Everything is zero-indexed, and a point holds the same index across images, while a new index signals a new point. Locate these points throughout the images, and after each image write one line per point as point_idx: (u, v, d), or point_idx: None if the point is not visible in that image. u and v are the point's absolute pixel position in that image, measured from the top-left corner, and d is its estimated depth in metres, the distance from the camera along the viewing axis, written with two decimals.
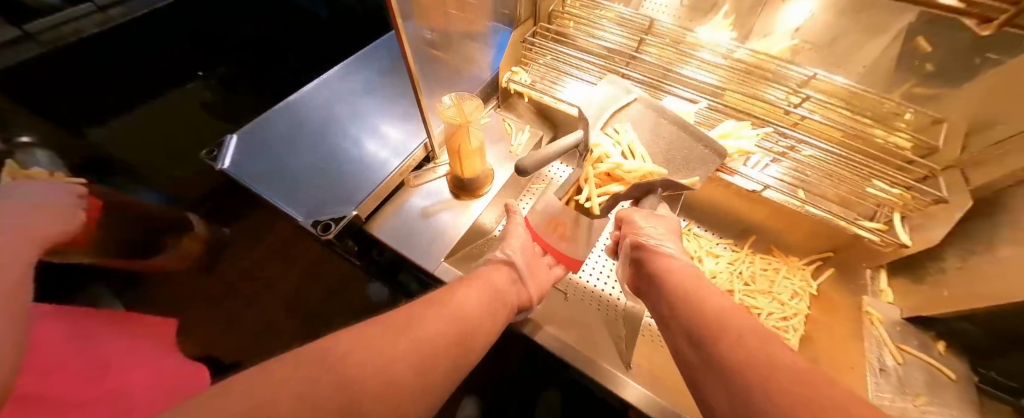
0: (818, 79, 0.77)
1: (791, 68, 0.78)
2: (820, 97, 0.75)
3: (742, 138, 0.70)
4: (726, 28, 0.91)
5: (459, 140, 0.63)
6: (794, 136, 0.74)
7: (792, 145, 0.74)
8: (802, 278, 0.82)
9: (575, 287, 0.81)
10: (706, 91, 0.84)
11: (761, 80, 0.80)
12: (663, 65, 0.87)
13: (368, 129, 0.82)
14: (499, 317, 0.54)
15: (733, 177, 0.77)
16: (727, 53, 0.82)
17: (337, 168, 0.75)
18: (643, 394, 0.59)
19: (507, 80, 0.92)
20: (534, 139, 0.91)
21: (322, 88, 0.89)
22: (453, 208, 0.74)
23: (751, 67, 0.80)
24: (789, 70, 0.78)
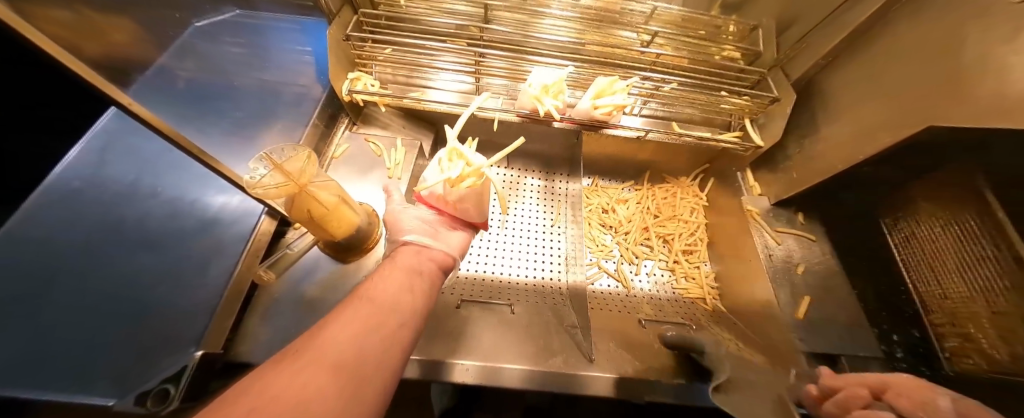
0: (662, 9, 0.80)
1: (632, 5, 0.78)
2: (666, 30, 0.78)
3: (617, 93, 0.66)
4: None
5: (307, 205, 0.47)
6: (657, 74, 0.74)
7: (657, 84, 0.74)
8: (694, 194, 0.91)
9: (514, 291, 0.76)
10: (567, 47, 0.78)
11: (612, 24, 0.78)
12: (519, 29, 0.79)
13: (171, 222, 0.57)
14: (420, 293, 0.46)
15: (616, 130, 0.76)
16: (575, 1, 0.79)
17: (146, 292, 0.51)
18: (613, 380, 0.58)
19: (349, 91, 0.70)
20: (411, 152, 0.74)
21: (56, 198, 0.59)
22: (344, 278, 0.58)
23: (600, 12, 0.78)
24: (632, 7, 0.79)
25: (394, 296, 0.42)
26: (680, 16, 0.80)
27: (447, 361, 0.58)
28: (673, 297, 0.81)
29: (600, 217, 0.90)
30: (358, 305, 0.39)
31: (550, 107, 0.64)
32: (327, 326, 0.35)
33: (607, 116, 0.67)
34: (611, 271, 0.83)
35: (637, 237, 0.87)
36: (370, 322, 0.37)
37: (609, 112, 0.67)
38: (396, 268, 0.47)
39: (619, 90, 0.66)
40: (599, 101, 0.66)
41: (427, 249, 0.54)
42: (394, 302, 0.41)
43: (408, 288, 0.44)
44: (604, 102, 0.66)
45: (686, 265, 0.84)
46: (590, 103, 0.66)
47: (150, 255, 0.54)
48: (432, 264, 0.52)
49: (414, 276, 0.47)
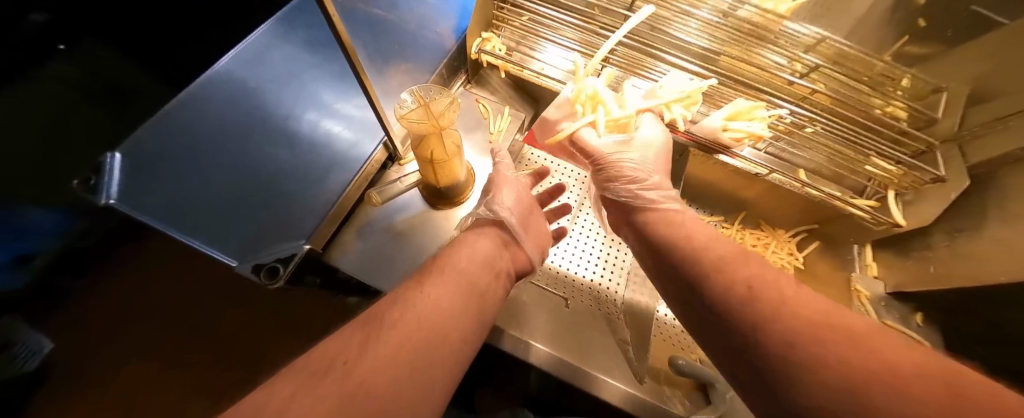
0: (829, 41, 0.70)
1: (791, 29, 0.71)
2: (829, 65, 0.68)
3: (753, 121, 0.60)
4: None
5: (431, 147, 0.49)
6: (804, 112, 0.66)
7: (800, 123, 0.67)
8: (789, 252, 0.82)
9: (571, 287, 0.76)
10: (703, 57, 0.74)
11: (762, 43, 0.71)
12: (654, 23, 0.74)
13: (307, 129, 0.63)
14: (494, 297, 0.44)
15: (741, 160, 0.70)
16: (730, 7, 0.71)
17: (281, 182, 0.58)
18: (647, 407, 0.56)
19: (477, 49, 0.73)
20: (516, 123, 0.75)
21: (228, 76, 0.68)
22: (429, 222, 0.62)
23: (754, 27, 0.71)
24: (790, 31, 0.71)
25: (471, 291, 0.40)
26: (847, 53, 0.70)
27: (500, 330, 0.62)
28: None
29: None
30: (433, 290, 0.37)
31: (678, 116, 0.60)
32: (402, 309, 0.34)
33: (734, 142, 0.61)
34: None
35: None
36: (444, 315, 0.35)
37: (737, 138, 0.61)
38: (477, 256, 0.45)
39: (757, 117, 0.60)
40: (732, 123, 0.60)
41: (510, 243, 0.52)
42: (466, 301, 0.39)
43: (483, 289, 0.42)
44: (737, 126, 0.60)
45: None
46: (720, 123, 0.60)
47: (291, 150, 0.61)
48: (511, 261, 0.51)
49: (492, 275, 0.45)
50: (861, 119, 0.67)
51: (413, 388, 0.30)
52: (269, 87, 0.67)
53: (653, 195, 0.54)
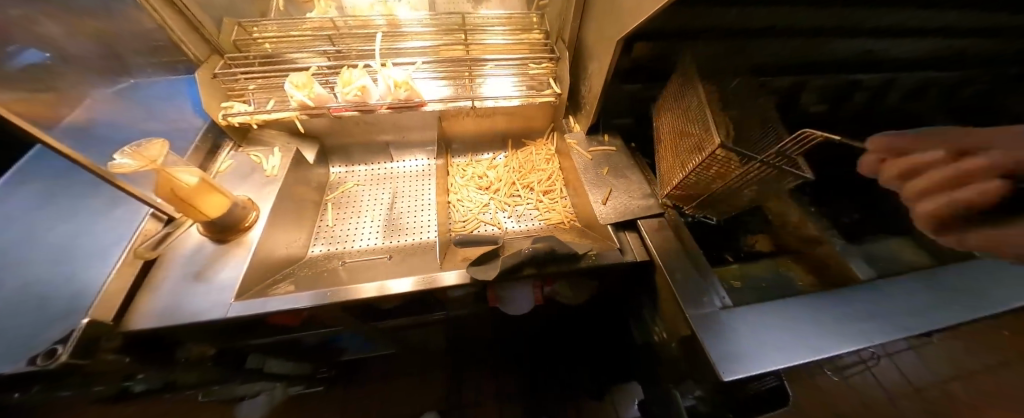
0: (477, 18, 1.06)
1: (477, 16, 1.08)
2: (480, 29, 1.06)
3: (402, 73, 0.86)
4: (417, 11, 1.15)
5: (170, 184, 0.61)
6: (483, 60, 1.00)
7: (474, 66, 1.01)
8: (545, 148, 1.14)
9: (400, 248, 0.92)
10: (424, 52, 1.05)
11: (456, 31, 1.07)
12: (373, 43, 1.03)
13: (71, 235, 0.69)
14: (354, 277, 0.77)
15: (492, 103, 1.03)
16: (420, 22, 1.08)
17: (46, 286, 0.62)
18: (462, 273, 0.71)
19: (225, 116, 0.86)
20: (289, 155, 0.89)
21: None
22: (226, 255, 0.71)
23: (451, 24, 1.07)
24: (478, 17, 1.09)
25: (359, 277, 0.77)
26: (511, 18, 1.11)
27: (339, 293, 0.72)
28: (537, 227, 0.99)
29: (475, 182, 1.10)
30: (327, 284, 0.73)
31: (300, 98, 0.82)
32: (340, 294, 0.69)
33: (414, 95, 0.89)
34: (488, 219, 1.02)
35: (507, 190, 1.07)
36: (332, 290, 0.71)
37: (359, 95, 0.85)
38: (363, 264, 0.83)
39: (360, 75, 0.85)
40: (405, 80, 0.86)
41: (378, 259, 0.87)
42: (355, 279, 0.76)
43: (351, 277, 0.77)
44: (351, 87, 0.85)
45: (547, 202, 1.03)
46: (406, 79, 0.86)
47: (54, 258, 0.65)
48: (373, 266, 0.84)
49: (375, 268, 0.82)
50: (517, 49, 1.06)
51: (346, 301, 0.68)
52: (13, 220, 0.70)
53: (350, 106, 0.87)
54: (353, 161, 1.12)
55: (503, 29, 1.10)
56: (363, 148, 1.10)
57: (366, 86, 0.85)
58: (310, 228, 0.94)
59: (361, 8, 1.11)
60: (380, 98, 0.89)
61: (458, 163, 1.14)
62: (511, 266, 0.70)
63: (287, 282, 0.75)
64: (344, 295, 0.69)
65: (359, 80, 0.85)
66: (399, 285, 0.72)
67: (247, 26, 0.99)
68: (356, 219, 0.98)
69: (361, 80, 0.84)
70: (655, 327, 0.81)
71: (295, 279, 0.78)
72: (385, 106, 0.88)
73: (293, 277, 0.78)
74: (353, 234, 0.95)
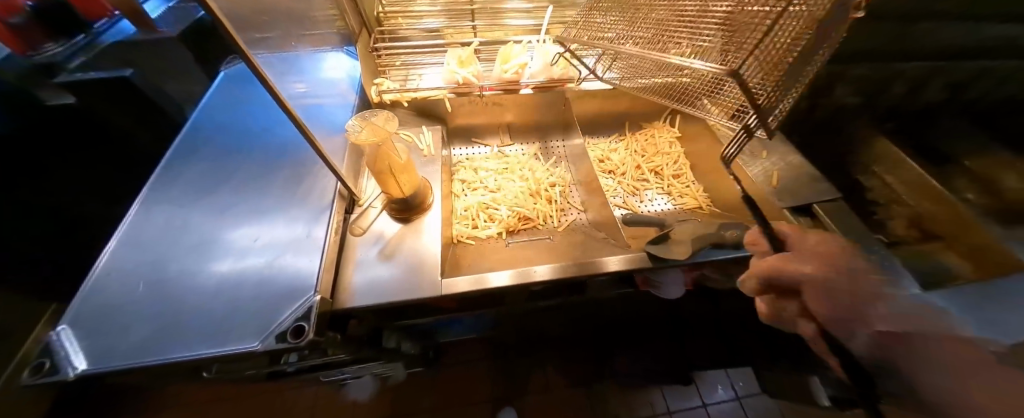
0: None
1: None
2: None
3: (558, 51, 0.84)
4: None
5: (387, 159, 0.59)
6: None
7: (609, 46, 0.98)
8: (667, 131, 1.11)
9: (546, 231, 0.91)
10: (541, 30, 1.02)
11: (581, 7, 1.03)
12: (496, 19, 1.00)
13: (261, 214, 0.67)
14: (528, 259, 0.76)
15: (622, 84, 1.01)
16: None
17: (259, 262, 0.60)
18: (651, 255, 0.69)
19: (376, 94, 0.84)
20: (437, 134, 0.87)
21: (147, 209, 0.68)
22: (412, 234, 0.70)
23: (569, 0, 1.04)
24: None
25: (533, 260, 0.76)
26: None
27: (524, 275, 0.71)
28: (675, 211, 0.97)
29: (599, 165, 1.07)
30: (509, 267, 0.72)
31: (465, 74, 0.79)
32: (533, 276, 0.68)
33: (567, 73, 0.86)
34: (621, 203, 1.00)
35: (634, 174, 1.04)
36: (520, 272, 0.70)
37: (518, 72, 0.83)
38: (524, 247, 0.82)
39: (522, 51, 0.82)
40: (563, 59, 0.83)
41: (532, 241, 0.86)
42: (529, 261, 0.76)
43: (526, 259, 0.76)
44: (511, 64, 0.82)
45: (679, 187, 1.01)
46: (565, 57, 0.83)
47: (255, 234, 0.64)
48: (533, 248, 0.83)
49: (537, 251, 0.81)
50: None
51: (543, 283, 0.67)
52: (201, 199, 0.70)
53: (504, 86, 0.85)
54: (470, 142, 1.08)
55: None
56: (483, 128, 1.08)
57: (525, 64, 0.82)
58: (451, 209, 0.91)
59: None
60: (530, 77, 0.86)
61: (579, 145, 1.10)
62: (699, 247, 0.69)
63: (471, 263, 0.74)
64: (538, 276, 0.68)
65: (520, 57, 0.82)
66: (581, 266, 0.72)
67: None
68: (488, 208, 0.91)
69: (522, 59, 0.82)
70: None
71: (465, 261, 0.76)
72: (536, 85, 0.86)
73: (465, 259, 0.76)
74: (491, 222, 0.90)
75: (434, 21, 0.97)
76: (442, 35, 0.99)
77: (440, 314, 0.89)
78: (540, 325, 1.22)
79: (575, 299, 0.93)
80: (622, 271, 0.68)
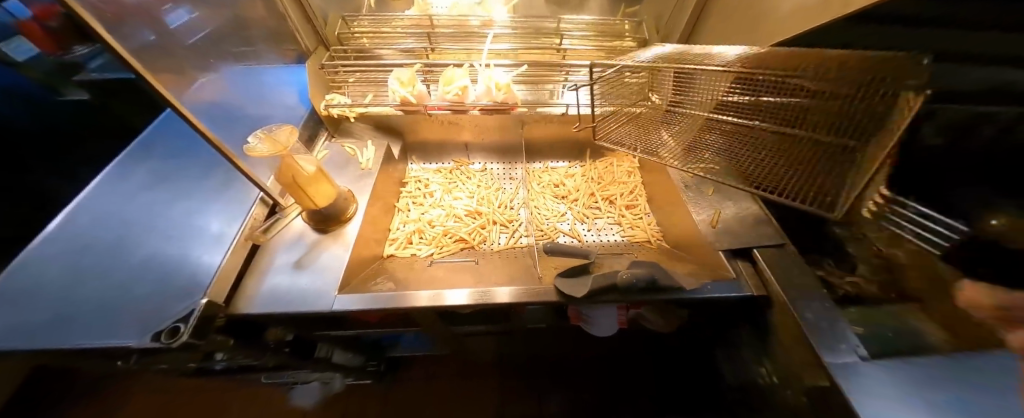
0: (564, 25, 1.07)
1: (565, 21, 1.08)
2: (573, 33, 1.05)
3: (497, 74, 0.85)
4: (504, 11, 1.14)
5: (291, 171, 0.62)
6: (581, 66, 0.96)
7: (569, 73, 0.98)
8: (628, 161, 1.08)
9: (481, 253, 0.88)
10: (507, 56, 1.04)
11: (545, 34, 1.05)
12: (462, 40, 1.03)
13: (190, 215, 0.72)
14: (443, 280, 0.74)
15: (581, 110, 1.00)
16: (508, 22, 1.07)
17: (169, 259, 0.64)
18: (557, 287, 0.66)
19: (326, 107, 0.88)
20: (381, 150, 0.90)
21: (93, 201, 0.74)
22: (325, 244, 0.71)
23: (534, 28, 1.07)
24: (566, 24, 1.08)
25: (445, 280, 0.74)
26: (598, 24, 1.08)
27: (405, 295, 0.68)
28: (622, 243, 0.93)
29: (553, 190, 1.05)
30: (418, 286, 0.71)
31: (403, 94, 0.82)
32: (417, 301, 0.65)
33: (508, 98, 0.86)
34: (567, 230, 0.97)
35: (586, 201, 1.02)
36: (419, 292, 0.68)
37: (458, 94, 0.84)
38: (450, 267, 0.81)
39: (463, 75, 0.84)
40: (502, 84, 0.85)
41: (460, 263, 0.83)
42: (443, 281, 0.74)
43: (443, 278, 0.74)
44: (452, 86, 0.84)
45: (631, 218, 0.98)
46: (506, 81, 0.84)
47: (176, 235, 0.69)
48: (460, 270, 0.80)
49: (459, 272, 0.79)
50: (610, 55, 1.02)
51: (440, 306, 0.65)
52: (144, 197, 0.76)
53: (450, 106, 0.85)
54: (429, 159, 1.10)
55: (591, 32, 1.08)
56: (442, 145, 1.09)
57: (466, 87, 0.84)
58: (392, 223, 0.92)
59: (455, 9, 1.12)
60: (475, 99, 0.86)
61: (536, 168, 1.10)
62: (602, 288, 0.63)
63: (383, 279, 0.73)
64: (411, 299, 0.65)
65: (462, 81, 0.84)
66: (474, 292, 0.68)
67: (348, 20, 1.02)
68: (418, 229, 0.89)
69: (462, 81, 0.84)
70: (761, 368, 0.73)
71: (381, 276, 0.75)
72: (480, 107, 0.87)
73: (381, 275, 0.76)
74: (420, 240, 0.88)
75: (410, 42, 1.02)
76: (416, 54, 1.02)
77: (368, 329, 0.88)
78: (490, 349, 1.18)
79: (507, 326, 0.90)
80: (525, 301, 0.65)
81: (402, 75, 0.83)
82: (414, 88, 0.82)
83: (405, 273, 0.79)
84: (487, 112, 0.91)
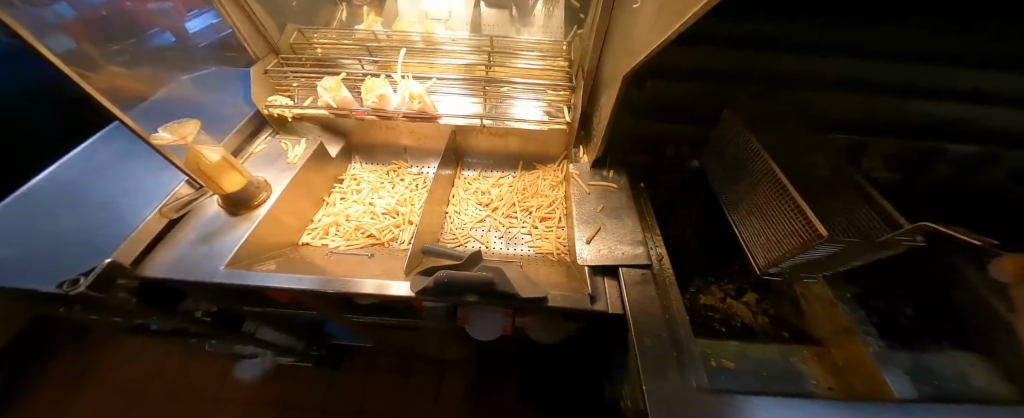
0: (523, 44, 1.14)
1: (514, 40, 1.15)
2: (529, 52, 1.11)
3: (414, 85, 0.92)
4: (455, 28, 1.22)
5: (196, 157, 0.72)
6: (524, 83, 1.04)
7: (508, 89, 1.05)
8: (555, 176, 1.11)
9: (387, 248, 0.93)
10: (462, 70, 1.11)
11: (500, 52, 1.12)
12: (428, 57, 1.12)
13: (132, 192, 0.85)
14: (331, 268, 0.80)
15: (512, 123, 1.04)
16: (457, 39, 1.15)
17: (100, 227, 0.77)
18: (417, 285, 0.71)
19: (268, 107, 1.00)
20: (311, 147, 0.99)
21: (62, 174, 0.89)
22: (231, 225, 0.80)
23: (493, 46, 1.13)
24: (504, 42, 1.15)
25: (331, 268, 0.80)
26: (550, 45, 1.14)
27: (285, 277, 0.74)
28: (526, 254, 0.96)
29: (478, 197, 1.10)
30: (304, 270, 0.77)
31: (327, 99, 0.93)
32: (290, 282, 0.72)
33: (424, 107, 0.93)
34: (478, 236, 1.01)
35: (505, 211, 1.06)
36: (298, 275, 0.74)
37: (378, 101, 0.93)
38: (348, 258, 0.87)
39: (383, 84, 0.92)
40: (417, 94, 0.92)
41: (361, 256, 0.89)
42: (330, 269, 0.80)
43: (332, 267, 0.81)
44: (373, 93, 0.92)
45: (542, 230, 1.00)
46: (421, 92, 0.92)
47: (115, 207, 0.82)
48: (357, 262, 0.86)
49: (354, 263, 0.85)
50: (555, 74, 1.08)
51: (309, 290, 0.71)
52: (103, 174, 0.90)
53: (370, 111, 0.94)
54: (371, 160, 1.18)
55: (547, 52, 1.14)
56: (383, 148, 1.18)
57: (383, 95, 0.92)
58: (315, 214, 1.00)
59: (408, 25, 1.21)
60: (395, 107, 0.94)
61: (467, 176, 1.15)
62: (450, 289, 0.67)
63: (279, 262, 0.81)
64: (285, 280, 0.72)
65: (382, 89, 0.92)
66: (346, 281, 0.73)
67: (307, 32, 1.14)
68: (335, 222, 0.97)
69: (382, 90, 0.92)
70: (624, 390, 0.73)
71: (281, 260, 0.83)
72: (400, 114, 0.94)
73: (280, 258, 0.83)
74: (334, 232, 0.95)
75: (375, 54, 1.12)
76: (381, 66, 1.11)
77: (281, 310, 0.96)
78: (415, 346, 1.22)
79: (407, 322, 0.94)
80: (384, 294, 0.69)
81: (327, 83, 0.93)
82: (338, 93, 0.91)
83: (307, 259, 0.86)
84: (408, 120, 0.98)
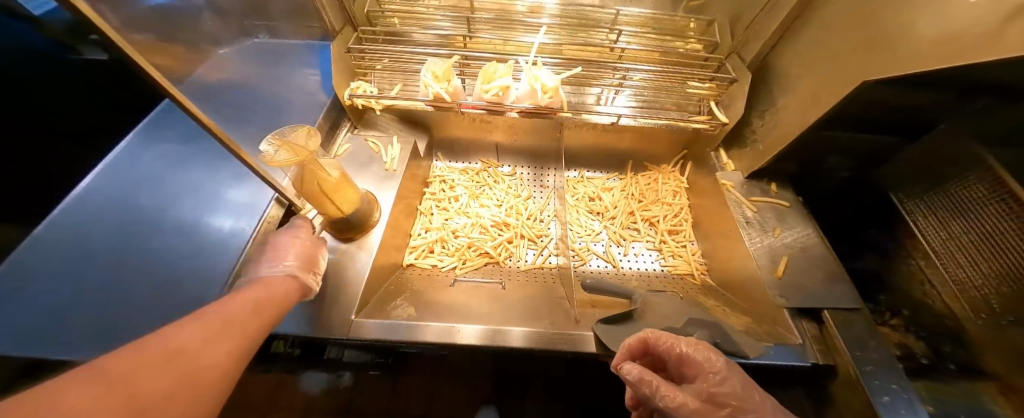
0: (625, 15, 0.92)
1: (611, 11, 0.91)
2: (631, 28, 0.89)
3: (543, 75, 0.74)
4: None
5: (312, 179, 0.54)
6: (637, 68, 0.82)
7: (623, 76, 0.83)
8: (675, 180, 0.98)
9: (508, 271, 0.80)
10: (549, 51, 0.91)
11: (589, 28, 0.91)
12: (502, 31, 0.90)
13: (201, 209, 0.67)
14: (468, 305, 0.67)
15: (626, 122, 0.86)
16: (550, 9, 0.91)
17: (178, 261, 0.60)
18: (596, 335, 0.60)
19: (349, 96, 0.79)
20: (407, 148, 0.81)
21: (102, 186, 0.70)
22: (341, 255, 0.65)
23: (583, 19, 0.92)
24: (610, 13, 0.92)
25: (470, 306, 0.66)
26: (651, 17, 0.92)
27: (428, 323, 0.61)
28: (661, 274, 0.85)
29: (588, 204, 0.96)
30: (442, 310, 0.64)
31: (437, 89, 0.73)
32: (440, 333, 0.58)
33: (553, 102, 0.75)
34: (600, 253, 0.88)
35: (624, 221, 0.93)
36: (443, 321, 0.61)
37: (498, 94, 0.74)
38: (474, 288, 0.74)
39: (505, 73, 0.74)
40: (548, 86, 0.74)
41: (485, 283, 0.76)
42: (467, 307, 0.67)
43: (468, 303, 0.67)
44: (492, 85, 0.74)
45: (673, 246, 0.88)
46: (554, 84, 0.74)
47: (187, 231, 0.64)
48: (486, 291, 0.73)
49: (484, 293, 0.72)
50: (673, 58, 0.88)
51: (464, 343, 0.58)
52: (153, 183, 0.71)
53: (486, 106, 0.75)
54: (455, 157, 1.01)
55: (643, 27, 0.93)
56: (471, 143, 1.00)
57: (506, 86, 0.73)
58: (414, 228, 0.84)
59: None
60: (516, 100, 0.77)
61: (571, 177, 1.00)
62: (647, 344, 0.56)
63: (404, 297, 0.67)
64: (434, 330, 0.58)
65: (503, 80, 0.74)
66: (505, 327, 0.60)
67: None
68: (441, 238, 0.82)
69: (504, 81, 0.73)
70: None
71: (401, 293, 0.69)
72: (520, 110, 0.77)
73: (400, 292, 0.69)
74: (442, 251, 0.81)
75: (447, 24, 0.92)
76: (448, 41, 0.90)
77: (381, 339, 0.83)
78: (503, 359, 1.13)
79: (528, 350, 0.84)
80: (561, 347, 0.58)
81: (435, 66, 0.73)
82: (451, 84, 0.73)
83: (427, 290, 0.72)
84: (524, 115, 0.81)
